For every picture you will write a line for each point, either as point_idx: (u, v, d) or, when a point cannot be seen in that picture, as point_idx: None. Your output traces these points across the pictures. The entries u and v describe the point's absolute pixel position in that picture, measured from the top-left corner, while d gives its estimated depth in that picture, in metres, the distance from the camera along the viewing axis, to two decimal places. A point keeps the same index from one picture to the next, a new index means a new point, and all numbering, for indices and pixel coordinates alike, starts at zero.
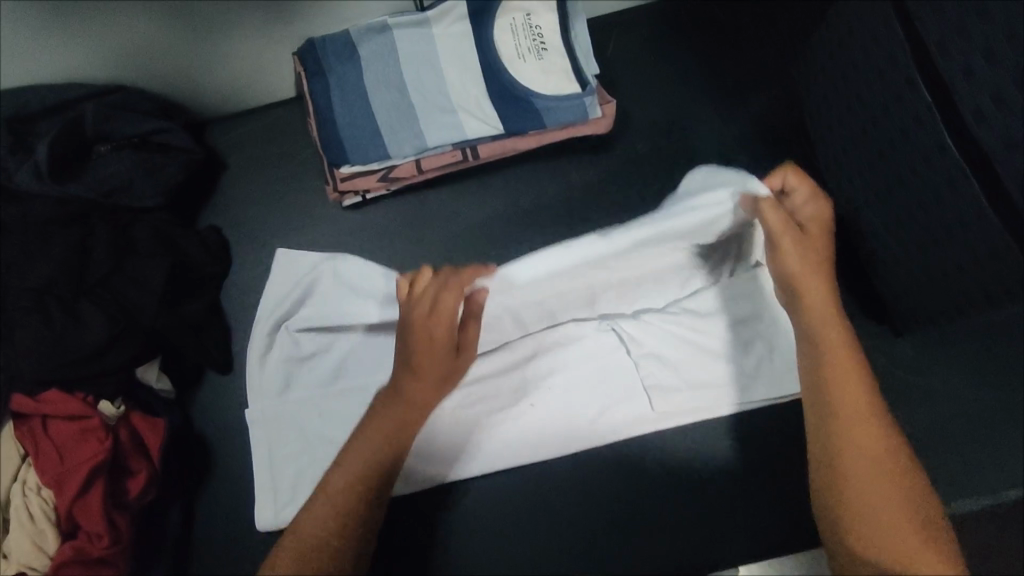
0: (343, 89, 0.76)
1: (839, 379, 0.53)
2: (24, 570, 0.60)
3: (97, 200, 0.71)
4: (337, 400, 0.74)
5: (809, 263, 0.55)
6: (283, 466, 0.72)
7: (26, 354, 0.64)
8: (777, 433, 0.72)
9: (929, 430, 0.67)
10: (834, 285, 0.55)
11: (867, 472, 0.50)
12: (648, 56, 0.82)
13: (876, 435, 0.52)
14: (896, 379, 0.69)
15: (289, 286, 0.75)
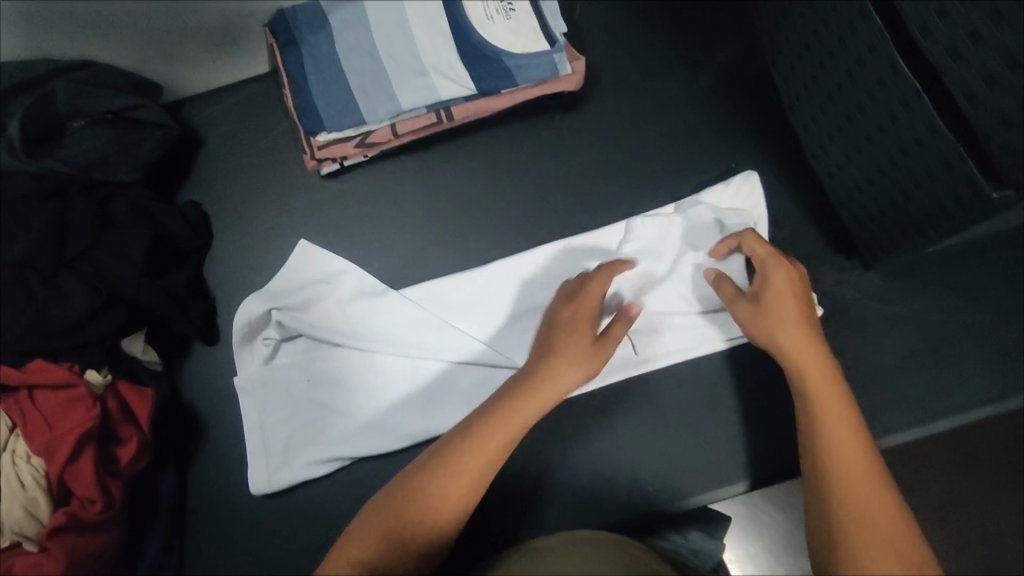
0: (316, 58, 0.78)
1: (818, 390, 0.55)
2: (18, 538, 0.60)
3: (75, 174, 0.72)
4: (319, 378, 0.74)
5: (794, 342, 0.57)
6: (273, 431, 0.73)
7: (9, 326, 0.64)
8: (766, 373, 0.72)
9: (902, 354, 0.69)
10: (828, 361, 0.56)
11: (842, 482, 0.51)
12: (613, 17, 0.85)
13: (856, 448, 0.52)
14: (869, 309, 0.71)
15: (295, 285, 0.76)
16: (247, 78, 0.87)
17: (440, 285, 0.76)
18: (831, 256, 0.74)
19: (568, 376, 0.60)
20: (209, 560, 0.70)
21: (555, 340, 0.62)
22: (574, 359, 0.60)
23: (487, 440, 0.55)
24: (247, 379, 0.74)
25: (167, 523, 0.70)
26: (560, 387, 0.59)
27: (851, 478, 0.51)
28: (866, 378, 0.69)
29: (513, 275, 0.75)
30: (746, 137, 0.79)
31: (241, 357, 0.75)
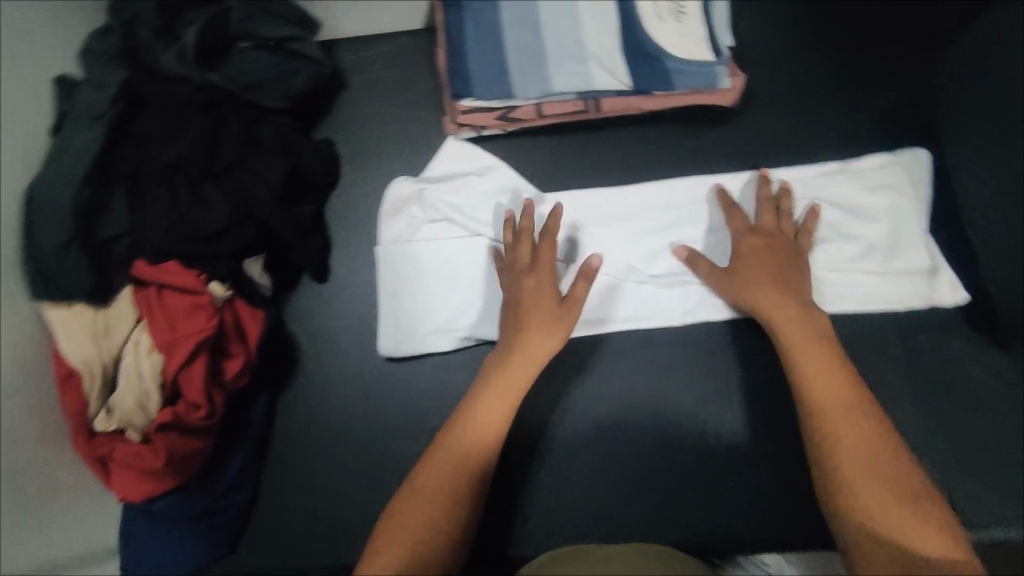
0: (478, 23, 0.77)
1: (808, 361, 0.65)
2: (125, 425, 0.64)
3: (234, 92, 0.73)
4: (459, 259, 0.78)
5: (784, 315, 0.68)
6: (408, 300, 0.77)
7: (153, 224, 0.66)
8: None
9: (978, 434, 0.72)
10: (812, 332, 0.67)
11: (849, 446, 0.59)
12: (780, 38, 0.83)
13: (854, 414, 0.61)
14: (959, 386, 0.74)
15: (444, 172, 0.80)
16: (398, 29, 0.87)
17: (587, 201, 0.79)
18: (938, 327, 0.75)
19: (548, 333, 0.68)
20: (297, 483, 0.75)
21: (521, 315, 0.69)
22: (529, 342, 0.67)
23: (455, 441, 0.63)
24: (391, 242, 0.78)
25: (252, 444, 0.73)
26: (535, 354, 0.67)
27: (865, 462, 0.58)
28: (951, 447, 0.72)
29: (664, 206, 0.79)
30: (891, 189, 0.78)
31: (388, 224, 0.79)
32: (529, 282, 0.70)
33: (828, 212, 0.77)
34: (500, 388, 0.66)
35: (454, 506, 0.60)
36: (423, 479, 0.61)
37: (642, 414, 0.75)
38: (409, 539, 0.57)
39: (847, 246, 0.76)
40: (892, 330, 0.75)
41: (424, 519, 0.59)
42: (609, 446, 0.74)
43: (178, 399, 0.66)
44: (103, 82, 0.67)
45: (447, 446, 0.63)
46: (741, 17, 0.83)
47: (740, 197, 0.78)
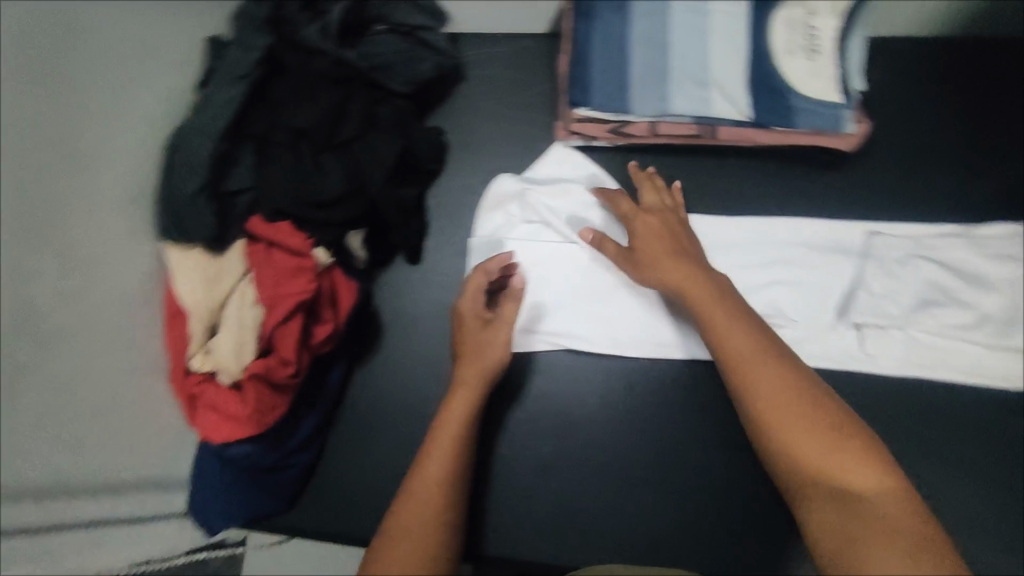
0: (606, 36, 0.78)
1: (742, 362, 0.57)
2: (217, 369, 0.66)
3: (364, 70, 0.76)
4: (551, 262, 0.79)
5: (723, 318, 0.61)
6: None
7: (274, 184, 0.69)
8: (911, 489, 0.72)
9: None
10: (744, 316, 0.61)
11: (810, 454, 0.52)
12: (907, 91, 0.81)
13: (803, 413, 0.54)
14: None
15: (548, 176, 0.82)
16: (523, 31, 0.89)
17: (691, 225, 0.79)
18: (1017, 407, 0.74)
19: (495, 344, 0.70)
20: (361, 454, 0.77)
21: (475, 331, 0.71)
22: (478, 361, 0.68)
23: (433, 459, 0.62)
24: (494, 236, 0.81)
25: (325, 408, 0.76)
26: (483, 366, 0.68)
27: (827, 473, 0.51)
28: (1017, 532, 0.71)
29: (768, 242, 0.78)
30: None
31: (491, 218, 0.81)
32: (468, 302, 0.72)
33: (935, 273, 0.75)
34: (463, 396, 0.67)
35: (444, 515, 0.59)
36: (409, 492, 0.60)
37: (703, 442, 0.75)
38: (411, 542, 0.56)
39: (950, 313, 0.75)
40: (973, 405, 0.74)
41: (423, 527, 0.58)
42: (664, 468, 0.74)
43: (268, 353, 0.69)
44: (250, 45, 0.71)
45: (427, 457, 0.62)
46: (872, 64, 0.82)
47: (846, 244, 0.78)
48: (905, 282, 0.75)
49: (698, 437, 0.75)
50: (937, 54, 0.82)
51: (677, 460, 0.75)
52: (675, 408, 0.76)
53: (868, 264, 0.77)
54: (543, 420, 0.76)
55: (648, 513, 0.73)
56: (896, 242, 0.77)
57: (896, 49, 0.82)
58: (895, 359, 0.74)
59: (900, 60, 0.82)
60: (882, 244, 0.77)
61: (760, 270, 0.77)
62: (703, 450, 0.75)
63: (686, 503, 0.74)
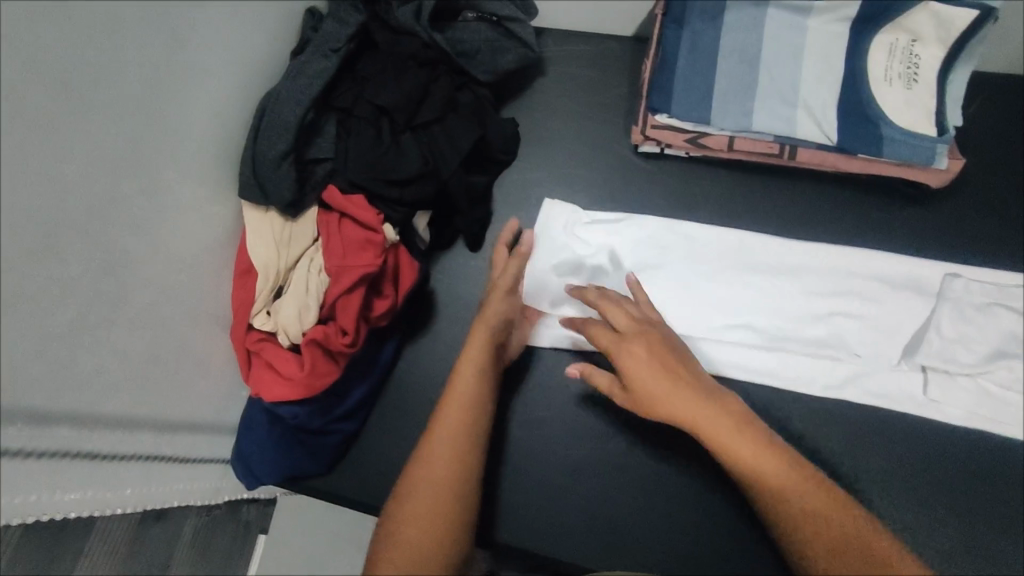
0: (696, 44, 0.77)
1: (688, 408, 0.61)
2: (279, 329, 0.68)
3: (451, 55, 0.78)
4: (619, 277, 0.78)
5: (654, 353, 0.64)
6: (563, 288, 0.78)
7: (353, 157, 0.71)
8: (963, 542, 0.68)
9: None
10: (672, 353, 0.64)
11: (774, 478, 0.58)
12: (1008, 133, 0.78)
13: (755, 445, 0.59)
14: None
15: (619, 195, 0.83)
16: (609, 33, 0.89)
17: (760, 244, 0.78)
18: None
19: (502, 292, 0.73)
20: (402, 430, 0.79)
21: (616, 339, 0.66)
22: (654, 367, 0.63)
23: (437, 436, 0.63)
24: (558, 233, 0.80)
25: (373, 382, 0.77)
26: (489, 321, 0.70)
27: (790, 485, 0.58)
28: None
29: (838, 269, 0.76)
30: None
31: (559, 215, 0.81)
32: (620, 316, 0.67)
33: (1015, 327, 0.73)
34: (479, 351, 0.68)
35: (462, 472, 0.61)
36: (428, 450, 0.62)
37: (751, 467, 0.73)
38: (431, 506, 0.58)
39: None
40: None
41: (440, 480, 0.60)
42: (707, 488, 0.72)
43: (328, 320, 0.70)
44: (345, 21, 0.73)
45: (446, 414, 0.64)
46: (971, 99, 0.79)
47: (919, 282, 0.75)
48: (984, 336, 0.74)
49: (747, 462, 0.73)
50: None
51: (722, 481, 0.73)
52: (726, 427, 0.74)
53: (949, 310, 0.75)
54: (589, 422, 0.75)
55: (684, 531, 0.72)
56: (983, 288, 0.74)
57: (1000, 87, 0.79)
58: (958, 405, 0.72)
59: (1004, 100, 0.78)
60: (968, 290, 0.74)
61: (823, 298, 0.76)
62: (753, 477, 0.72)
63: (725, 527, 0.72)
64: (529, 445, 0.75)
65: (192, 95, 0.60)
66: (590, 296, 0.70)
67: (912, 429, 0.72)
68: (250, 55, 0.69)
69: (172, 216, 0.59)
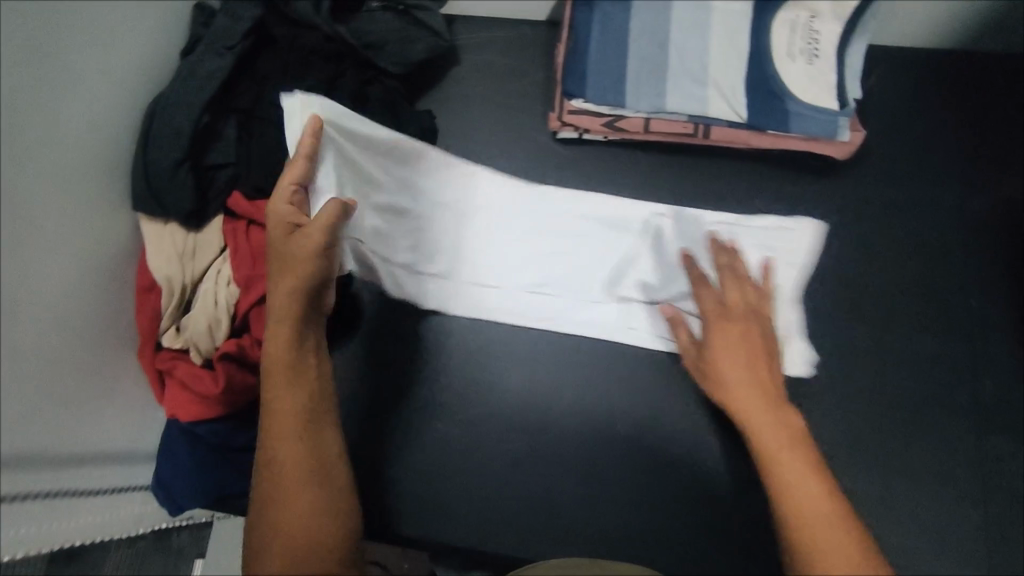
0: (606, 28, 0.76)
1: (747, 398, 0.61)
2: (191, 345, 0.65)
3: (357, 48, 0.75)
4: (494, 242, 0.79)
5: (743, 337, 0.65)
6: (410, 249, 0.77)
7: (257, 159, 0.68)
8: (885, 502, 0.70)
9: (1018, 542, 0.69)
10: (769, 348, 0.65)
11: (807, 485, 0.54)
12: (909, 103, 0.80)
13: (804, 455, 0.56)
14: (1014, 490, 0.71)
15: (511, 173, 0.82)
16: (522, 18, 0.87)
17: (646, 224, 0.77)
18: (1009, 424, 0.72)
19: (297, 267, 0.58)
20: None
21: (720, 309, 0.68)
22: (753, 360, 0.64)
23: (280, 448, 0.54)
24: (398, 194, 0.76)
25: None
26: (281, 307, 0.58)
27: (821, 500, 0.53)
28: (1007, 566, 0.69)
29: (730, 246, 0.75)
30: (990, 279, 0.76)
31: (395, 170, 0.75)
32: (734, 292, 0.69)
33: (796, 284, 0.73)
34: (285, 335, 0.57)
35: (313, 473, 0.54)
36: (274, 450, 0.54)
37: (678, 445, 0.74)
38: (296, 502, 0.52)
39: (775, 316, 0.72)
40: (963, 427, 0.72)
41: (291, 488, 0.52)
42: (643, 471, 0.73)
43: (243, 332, 0.68)
44: (239, 15, 0.69)
45: (276, 425, 0.55)
46: (874, 72, 0.81)
47: (829, 253, 0.77)
48: (785, 282, 0.73)
49: (679, 442, 0.74)
50: (938, 67, 0.81)
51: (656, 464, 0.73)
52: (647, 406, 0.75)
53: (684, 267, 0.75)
54: (523, 417, 0.74)
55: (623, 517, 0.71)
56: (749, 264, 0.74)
57: (898, 59, 0.81)
58: (875, 368, 0.74)
59: (903, 70, 0.81)
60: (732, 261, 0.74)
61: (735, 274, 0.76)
62: (681, 456, 0.73)
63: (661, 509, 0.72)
64: (463, 445, 0.73)
65: (69, 99, 0.55)
66: (719, 260, 0.71)
67: (837, 396, 0.73)
68: (136, 54, 0.64)
69: (55, 234, 0.54)
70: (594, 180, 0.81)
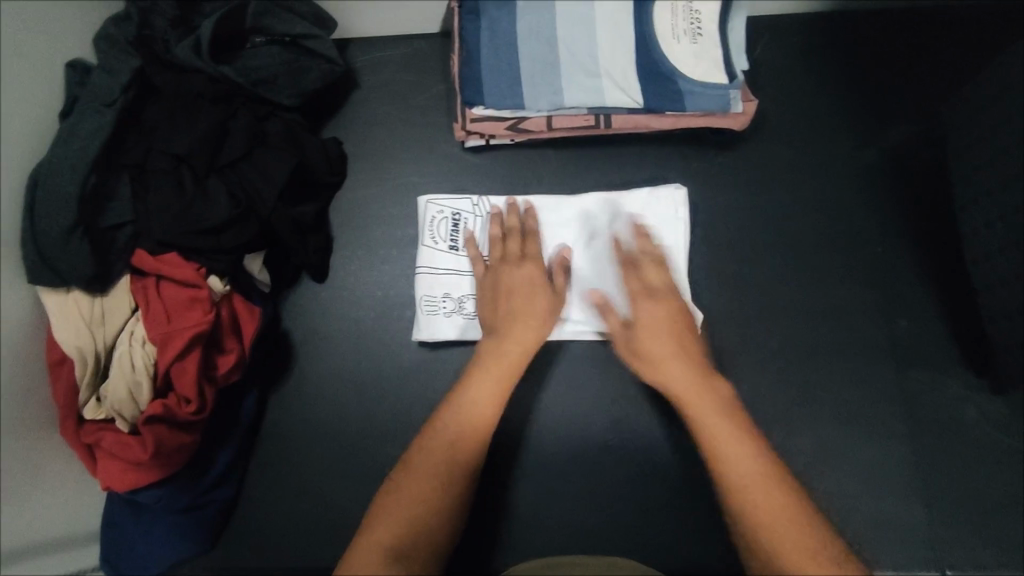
0: (494, 33, 0.77)
1: (692, 399, 0.59)
2: (114, 413, 0.63)
3: (246, 86, 0.74)
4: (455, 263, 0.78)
5: (669, 313, 0.66)
6: (454, 295, 0.77)
7: (156, 213, 0.66)
8: (825, 449, 0.73)
9: (952, 467, 0.73)
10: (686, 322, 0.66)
11: (760, 486, 0.52)
12: (796, 67, 0.83)
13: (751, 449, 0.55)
14: (943, 420, 0.74)
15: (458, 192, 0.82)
16: (415, 33, 0.87)
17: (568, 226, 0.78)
18: (931, 358, 0.75)
19: (531, 319, 0.68)
20: (282, 481, 0.75)
21: (644, 286, 0.69)
22: (671, 333, 0.64)
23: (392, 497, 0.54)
24: (450, 252, 0.79)
25: (241, 439, 0.74)
26: (526, 342, 0.66)
27: (771, 501, 0.52)
28: (943, 494, 0.72)
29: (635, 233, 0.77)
30: (895, 222, 0.79)
31: (436, 228, 0.79)
32: (647, 270, 0.71)
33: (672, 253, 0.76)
34: (512, 347, 0.65)
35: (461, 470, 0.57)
36: (450, 429, 0.58)
37: (625, 429, 0.76)
38: (421, 492, 0.55)
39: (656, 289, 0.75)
40: (886, 369, 0.75)
41: (424, 491, 0.55)
42: (585, 455, 0.76)
43: (168, 391, 0.66)
44: (116, 70, 0.67)
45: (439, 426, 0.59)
46: (759, 41, 0.84)
47: (742, 220, 0.80)
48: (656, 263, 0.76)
49: (617, 422, 0.76)
50: (819, 30, 0.84)
51: (597, 448, 0.76)
52: (588, 396, 0.77)
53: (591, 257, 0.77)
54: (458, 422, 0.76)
55: (574, 502, 0.74)
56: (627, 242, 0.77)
57: (778, 28, 0.84)
58: (800, 324, 0.77)
59: (786, 37, 0.84)
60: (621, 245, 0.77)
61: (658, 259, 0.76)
62: (626, 441, 0.76)
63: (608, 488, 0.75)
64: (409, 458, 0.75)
65: None
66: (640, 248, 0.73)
67: (768, 356, 0.75)
68: (18, 123, 0.61)
69: None
70: (510, 183, 0.82)
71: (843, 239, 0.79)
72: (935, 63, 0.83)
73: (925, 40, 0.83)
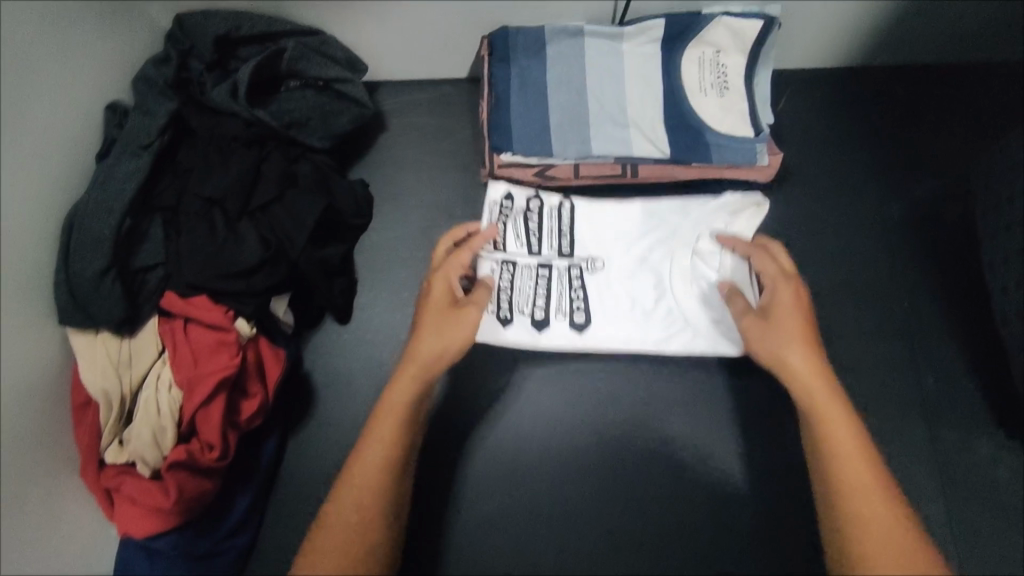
0: (524, 82, 0.77)
1: (843, 452, 0.54)
2: (136, 459, 0.62)
3: (278, 129, 0.74)
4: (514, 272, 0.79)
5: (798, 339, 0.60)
6: (513, 288, 0.78)
7: (185, 256, 0.66)
8: None
9: (979, 527, 0.72)
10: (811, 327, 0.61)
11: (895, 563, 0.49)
12: (820, 119, 0.85)
13: (889, 510, 0.51)
14: (970, 478, 0.73)
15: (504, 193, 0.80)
16: (444, 78, 0.88)
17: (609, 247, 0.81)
18: (957, 414, 0.75)
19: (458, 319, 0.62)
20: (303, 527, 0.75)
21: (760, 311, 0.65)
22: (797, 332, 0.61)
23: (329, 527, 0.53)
24: (526, 250, 0.80)
25: (261, 483, 0.73)
26: (427, 358, 0.60)
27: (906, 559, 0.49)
28: (967, 554, 0.71)
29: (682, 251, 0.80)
30: (915, 273, 0.80)
31: (516, 227, 0.80)
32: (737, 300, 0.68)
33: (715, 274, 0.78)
34: (434, 342, 0.61)
35: (401, 458, 0.56)
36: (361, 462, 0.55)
37: (644, 476, 0.78)
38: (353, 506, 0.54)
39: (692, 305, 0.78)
40: (910, 424, 0.75)
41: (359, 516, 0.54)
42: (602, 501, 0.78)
43: (190, 436, 0.65)
44: (152, 111, 0.68)
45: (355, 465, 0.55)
46: (783, 94, 0.85)
47: None
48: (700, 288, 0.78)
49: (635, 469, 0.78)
50: (843, 83, 0.86)
51: (621, 499, 0.77)
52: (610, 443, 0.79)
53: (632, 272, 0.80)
54: (485, 472, 0.78)
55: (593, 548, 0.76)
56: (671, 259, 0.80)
57: (803, 81, 0.86)
58: None
59: (809, 91, 0.85)
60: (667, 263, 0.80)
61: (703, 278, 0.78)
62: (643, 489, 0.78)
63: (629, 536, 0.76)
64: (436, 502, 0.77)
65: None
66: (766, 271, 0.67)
67: None
68: (59, 168, 0.62)
69: None
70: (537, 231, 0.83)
71: (867, 293, 0.79)
72: (957, 121, 0.84)
73: (947, 97, 0.84)
